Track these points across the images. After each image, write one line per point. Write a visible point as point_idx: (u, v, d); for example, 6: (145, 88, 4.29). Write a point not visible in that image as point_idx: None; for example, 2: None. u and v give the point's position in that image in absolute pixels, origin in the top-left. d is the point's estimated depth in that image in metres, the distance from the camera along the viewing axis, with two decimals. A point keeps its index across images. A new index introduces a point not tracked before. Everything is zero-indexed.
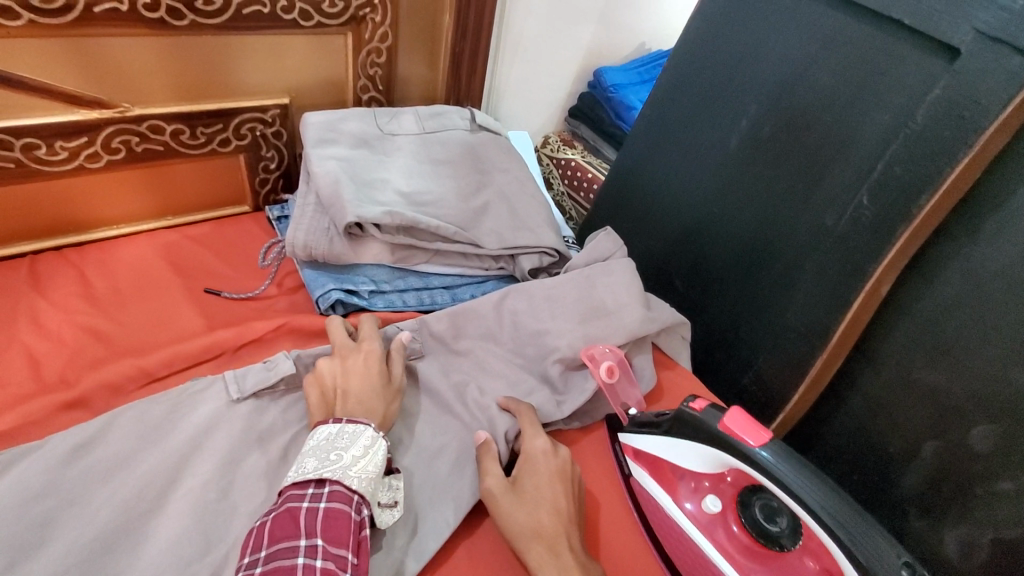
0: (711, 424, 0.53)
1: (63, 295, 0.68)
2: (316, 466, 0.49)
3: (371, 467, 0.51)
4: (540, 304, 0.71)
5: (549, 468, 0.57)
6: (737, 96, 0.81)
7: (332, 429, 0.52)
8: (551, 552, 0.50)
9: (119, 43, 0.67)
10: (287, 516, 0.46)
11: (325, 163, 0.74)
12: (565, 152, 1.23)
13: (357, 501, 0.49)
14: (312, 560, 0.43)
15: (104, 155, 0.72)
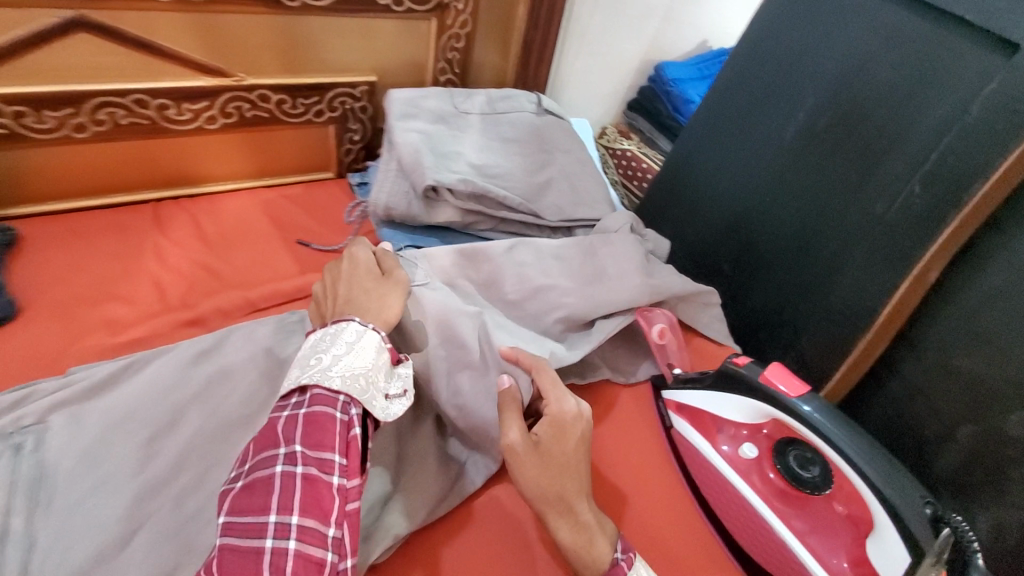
0: (752, 376, 0.58)
1: (181, 235, 0.79)
2: (298, 374, 0.49)
3: (357, 362, 0.50)
4: (548, 262, 0.76)
5: (573, 428, 0.55)
6: (795, 88, 0.85)
7: (316, 335, 0.52)
8: (566, 508, 0.50)
9: (241, 20, 0.77)
10: (268, 427, 0.46)
11: (407, 134, 0.82)
12: (621, 143, 1.28)
13: (342, 402, 0.48)
14: (291, 467, 0.44)
15: (220, 119, 0.83)
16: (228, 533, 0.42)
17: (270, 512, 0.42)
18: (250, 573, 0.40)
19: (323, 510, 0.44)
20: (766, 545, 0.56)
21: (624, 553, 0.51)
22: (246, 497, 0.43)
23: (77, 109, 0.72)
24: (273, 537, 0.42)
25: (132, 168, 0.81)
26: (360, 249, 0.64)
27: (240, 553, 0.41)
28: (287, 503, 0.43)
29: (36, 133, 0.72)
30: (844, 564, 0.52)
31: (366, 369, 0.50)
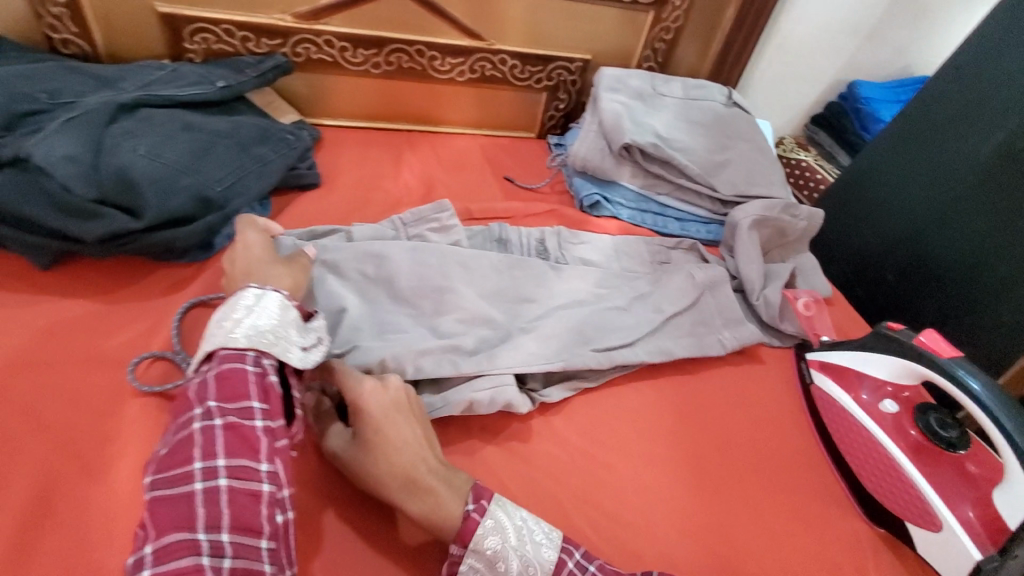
0: (904, 338, 0.63)
1: (423, 156, 1.02)
2: (207, 341, 0.50)
3: (261, 320, 0.51)
4: (452, 269, 0.71)
5: (381, 405, 0.52)
6: (998, 108, 0.84)
7: (216, 311, 0.52)
8: (408, 476, 0.50)
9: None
10: (181, 392, 0.47)
11: (611, 103, 0.97)
12: (797, 154, 1.32)
13: (252, 355, 0.49)
14: (210, 420, 0.44)
15: (467, 73, 1.05)
16: (154, 486, 0.42)
17: (195, 459, 0.43)
18: (184, 512, 0.41)
19: (253, 448, 0.45)
20: (891, 484, 0.61)
21: (474, 501, 0.51)
22: (167, 454, 0.43)
23: (379, 51, 0.98)
24: (201, 480, 0.42)
25: (398, 102, 1.06)
26: (243, 228, 0.65)
27: (170, 501, 0.41)
28: (211, 450, 0.43)
29: (350, 65, 0.99)
30: (971, 516, 0.56)
31: (272, 324, 0.52)
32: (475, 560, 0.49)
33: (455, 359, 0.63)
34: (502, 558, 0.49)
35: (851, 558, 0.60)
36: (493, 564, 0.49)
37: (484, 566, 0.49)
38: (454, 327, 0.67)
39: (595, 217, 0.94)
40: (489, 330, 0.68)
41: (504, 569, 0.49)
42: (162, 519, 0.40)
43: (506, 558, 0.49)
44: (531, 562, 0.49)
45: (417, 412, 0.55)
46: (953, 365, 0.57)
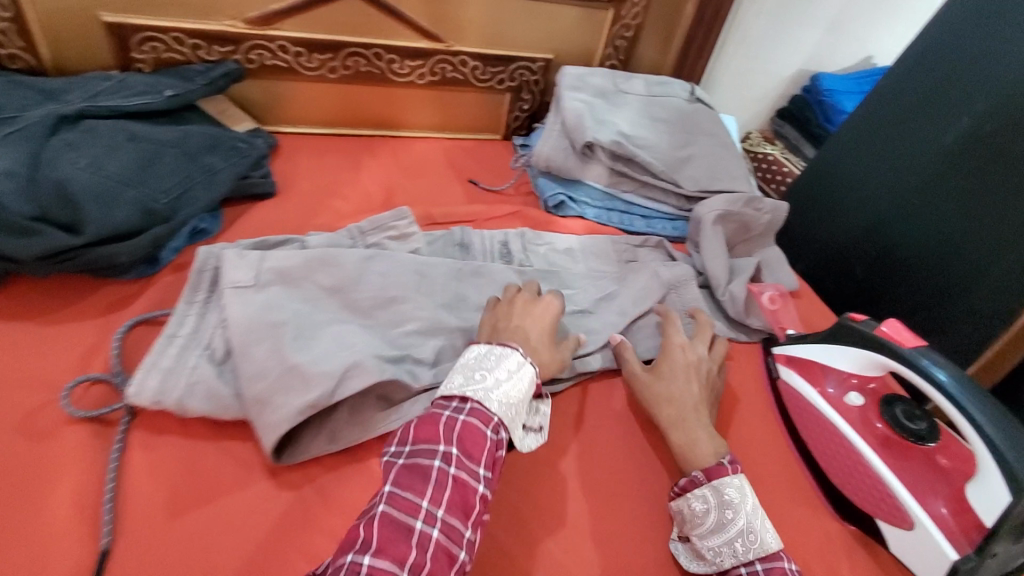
0: (867, 328, 0.62)
1: (385, 161, 1.00)
2: (463, 382, 0.54)
3: (513, 390, 0.55)
4: (412, 281, 0.69)
5: (686, 361, 0.68)
6: (961, 94, 0.84)
7: (481, 350, 0.58)
8: (678, 417, 0.63)
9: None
10: (429, 421, 0.51)
11: (573, 101, 0.95)
12: (764, 148, 1.33)
13: (495, 422, 0.52)
14: (445, 465, 0.48)
15: (427, 76, 1.03)
16: (391, 504, 0.46)
17: (424, 498, 0.47)
18: (401, 546, 0.44)
19: (465, 511, 0.48)
20: (864, 484, 0.59)
21: (730, 462, 0.59)
22: (408, 476, 0.48)
23: (336, 55, 0.96)
24: (422, 521, 0.45)
25: (356, 107, 1.04)
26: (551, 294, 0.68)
27: (398, 525, 0.45)
28: (438, 496, 0.47)
29: (306, 70, 0.97)
30: (943, 511, 0.54)
31: (518, 400, 0.55)
32: (709, 495, 0.56)
33: (409, 369, 0.60)
34: (736, 509, 0.55)
35: (824, 557, 0.58)
36: (723, 508, 0.56)
37: (713, 505, 0.56)
38: (410, 337, 0.64)
39: (560, 218, 0.93)
40: (451, 343, 0.65)
41: (731, 518, 0.55)
42: (385, 540, 0.44)
43: (738, 511, 0.55)
44: (755, 529, 0.54)
45: (705, 388, 0.67)
46: (917, 355, 0.56)
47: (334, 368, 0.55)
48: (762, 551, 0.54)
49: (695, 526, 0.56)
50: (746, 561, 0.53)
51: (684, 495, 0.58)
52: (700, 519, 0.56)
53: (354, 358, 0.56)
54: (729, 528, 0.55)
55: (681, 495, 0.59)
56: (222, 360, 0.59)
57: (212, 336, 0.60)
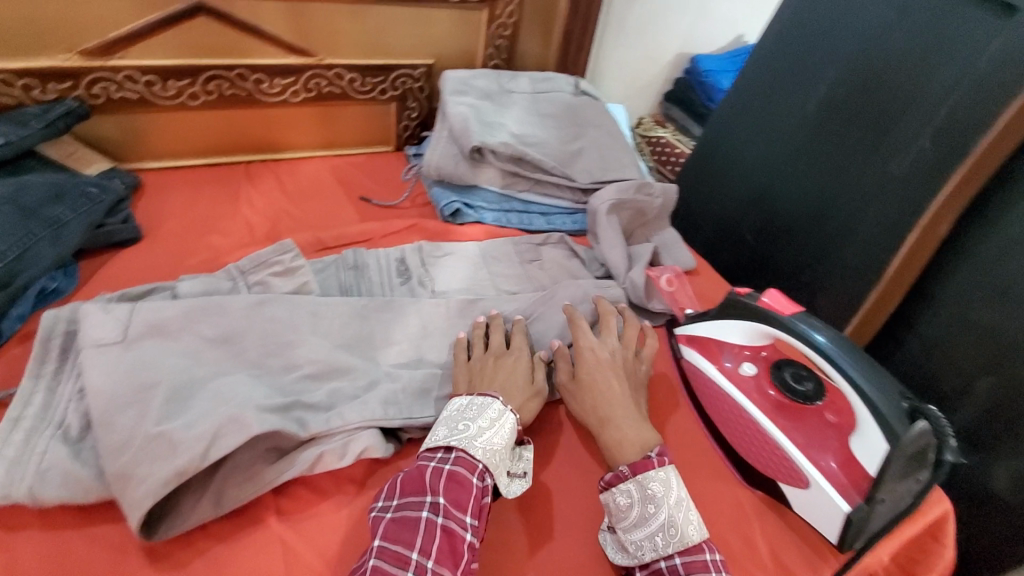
0: (750, 299, 0.64)
1: (268, 188, 0.94)
2: (447, 433, 0.54)
3: (496, 437, 0.54)
4: (300, 317, 0.64)
5: (600, 361, 0.65)
6: (816, 66, 0.90)
7: (463, 402, 0.57)
8: (602, 416, 0.61)
9: (325, 9, 0.92)
10: (415, 473, 0.51)
11: (458, 106, 0.94)
12: (657, 131, 1.37)
13: (480, 469, 0.51)
14: (434, 515, 0.48)
15: (302, 93, 0.98)
16: (380, 557, 0.45)
17: (414, 549, 0.46)
18: None
19: (455, 561, 0.46)
20: (765, 451, 0.61)
21: (660, 455, 0.56)
22: (397, 529, 0.47)
23: (194, 81, 0.89)
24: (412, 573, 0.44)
25: (230, 134, 0.97)
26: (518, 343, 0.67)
27: None
28: (427, 546, 0.46)
29: (161, 99, 0.89)
30: (832, 465, 0.57)
31: (502, 446, 0.54)
32: (633, 489, 0.53)
33: (298, 416, 0.55)
34: (657, 503, 0.52)
35: (736, 526, 0.59)
36: (645, 503, 0.53)
37: (636, 500, 0.53)
38: (302, 383, 0.59)
39: (458, 226, 0.91)
40: (349, 381, 0.61)
41: (653, 512, 0.52)
42: None
43: (660, 504, 0.52)
44: (676, 523, 0.52)
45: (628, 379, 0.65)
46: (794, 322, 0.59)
47: (203, 431, 0.50)
48: (683, 545, 0.51)
49: (620, 520, 0.54)
50: (667, 555, 0.51)
51: (609, 490, 0.55)
52: (624, 512, 0.53)
53: (230, 412, 0.51)
54: (651, 523, 0.52)
55: (608, 489, 0.55)
56: (80, 438, 0.52)
57: (71, 409, 0.53)
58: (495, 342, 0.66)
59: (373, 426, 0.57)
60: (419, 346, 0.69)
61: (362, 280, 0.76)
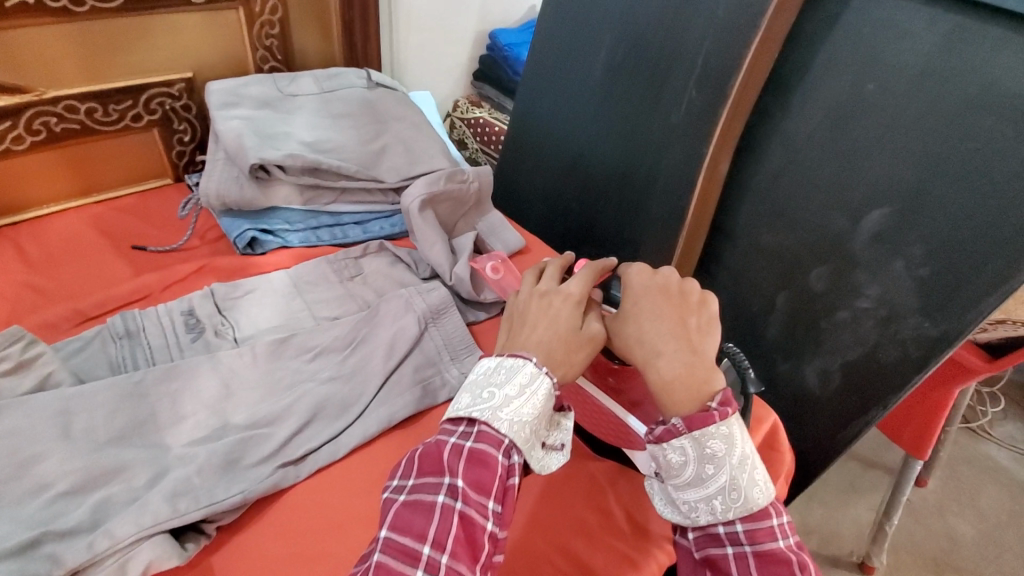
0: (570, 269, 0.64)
1: (2, 261, 0.75)
2: (470, 402, 0.48)
3: (526, 407, 0.47)
4: (43, 423, 0.51)
5: (650, 289, 0.53)
6: (593, 29, 0.91)
7: (491, 364, 0.50)
8: (654, 348, 0.50)
9: (36, 33, 0.75)
10: (434, 449, 0.46)
11: (228, 122, 0.82)
12: (474, 112, 1.33)
13: (506, 445, 0.46)
14: (452, 500, 0.43)
15: (27, 137, 0.79)
16: (387, 550, 0.42)
17: (426, 543, 0.42)
18: None
19: (472, 555, 0.43)
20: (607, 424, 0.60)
21: (721, 404, 0.47)
22: (407, 516, 0.43)
23: None
24: (424, 571, 0.41)
25: None
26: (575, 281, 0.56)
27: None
28: (442, 537, 0.42)
29: None
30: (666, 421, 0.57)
31: (534, 417, 0.47)
32: (688, 448, 0.47)
33: (50, 551, 0.44)
34: (719, 465, 0.46)
35: (590, 500, 0.60)
36: (703, 462, 0.47)
37: (692, 458, 0.47)
38: (55, 505, 0.47)
39: (258, 257, 0.80)
40: (124, 483, 0.50)
41: (712, 474, 0.47)
42: None
43: (721, 465, 0.46)
44: (740, 486, 0.46)
45: (686, 303, 0.53)
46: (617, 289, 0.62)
47: None
48: (745, 509, 0.46)
49: (671, 478, 0.48)
50: (725, 520, 0.47)
51: (658, 445, 0.48)
52: (677, 470, 0.48)
53: None
54: (709, 484, 0.47)
55: (656, 443, 0.48)
56: None
57: None
58: (543, 281, 0.57)
59: (161, 531, 0.47)
60: (221, 411, 0.59)
61: (138, 350, 0.64)
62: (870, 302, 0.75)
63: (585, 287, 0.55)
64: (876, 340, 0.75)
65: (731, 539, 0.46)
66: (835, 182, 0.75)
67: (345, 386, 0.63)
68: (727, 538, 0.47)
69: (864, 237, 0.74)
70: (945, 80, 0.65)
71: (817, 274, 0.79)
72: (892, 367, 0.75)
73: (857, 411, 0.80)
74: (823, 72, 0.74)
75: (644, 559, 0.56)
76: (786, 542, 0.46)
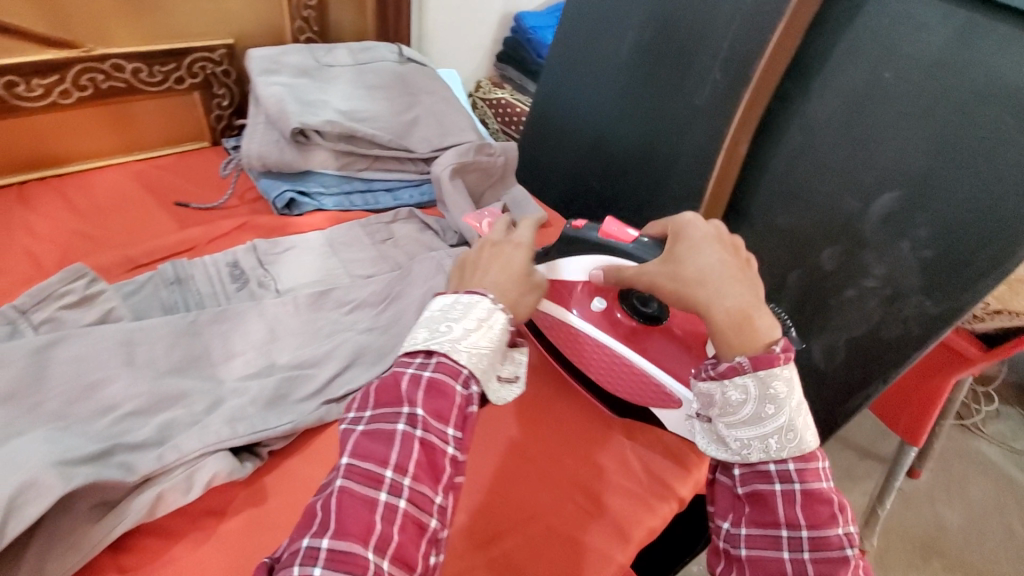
0: (591, 233, 0.63)
1: (52, 209, 0.79)
2: (427, 336, 0.49)
3: (483, 340, 0.49)
4: (109, 350, 0.55)
5: (703, 237, 0.56)
6: (621, 12, 0.95)
7: (447, 301, 0.51)
8: (717, 292, 0.53)
9: None
10: (391, 381, 0.47)
11: (270, 87, 0.85)
12: (496, 93, 1.35)
13: (464, 376, 0.47)
14: (412, 428, 0.44)
15: (75, 92, 0.82)
16: (349, 476, 0.43)
17: (389, 467, 0.43)
18: (365, 521, 0.41)
19: (433, 477, 0.45)
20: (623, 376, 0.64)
21: (784, 350, 0.52)
22: (369, 444, 0.44)
23: None
24: (388, 492, 0.42)
25: None
26: (519, 236, 0.61)
27: (359, 499, 0.42)
28: (404, 462, 0.43)
29: None
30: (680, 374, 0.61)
31: (490, 349, 0.49)
32: (752, 386, 0.51)
33: (122, 461, 0.48)
34: (779, 405, 0.51)
35: (611, 451, 0.64)
36: (764, 402, 0.51)
37: (753, 398, 0.51)
38: (124, 423, 0.52)
39: (296, 217, 0.84)
40: (185, 409, 0.54)
41: (772, 413, 0.51)
42: (343, 518, 0.41)
43: (782, 407, 0.51)
44: (794, 428, 0.51)
45: (740, 254, 0.57)
46: (637, 248, 0.60)
47: None
48: (798, 450, 0.51)
49: (727, 415, 0.53)
50: (778, 458, 0.52)
51: (721, 381, 0.53)
52: (735, 407, 0.52)
53: (26, 474, 0.43)
54: (767, 424, 0.51)
55: (717, 380, 0.53)
56: None
57: None
58: (493, 234, 0.61)
59: (222, 449, 0.52)
60: (268, 352, 0.63)
61: (188, 294, 0.68)
62: (876, 281, 0.79)
63: (530, 239, 0.61)
64: (880, 317, 0.79)
65: (781, 477, 0.51)
66: (850, 166, 0.79)
67: (383, 336, 0.67)
68: (778, 475, 0.51)
69: (874, 219, 0.77)
70: (957, 71, 0.69)
71: (828, 255, 0.83)
72: (894, 343, 0.79)
73: (860, 387, 0.84)
74: (842, 60, 0.78)
75: (659, 503, 0.60)
76: (828, 484, 0.52)
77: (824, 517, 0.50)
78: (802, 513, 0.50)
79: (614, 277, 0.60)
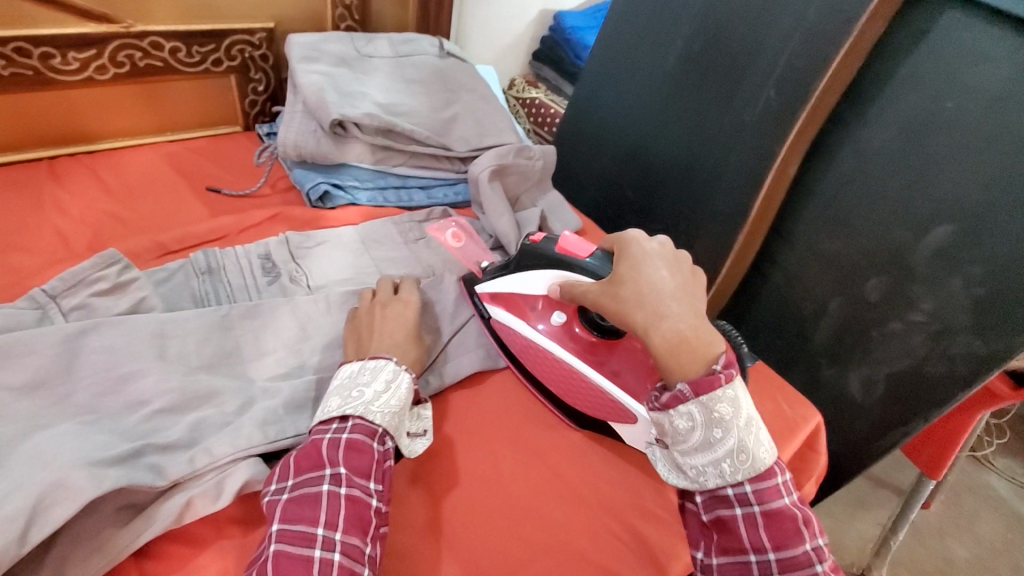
0: (548, 248, 0.62)
1: (83, 188, 0.77)
2: (341, 403, 0.51)
3: (394, 399, 0.53)
4: (141, 343, 0.53)
5: (645, 253, 0.55)
6: (672, 19, 0.92)
7: (354, 368, 0.54)
8: (656, 312, 0.51)
9: None
10: (311, 447, 0.48)
11: (309, 75, 0.83)
12: (530, 92, 1.33)
13: (380, 433, 0.50)
14: (336, 487, 0.46)
15: (111, 68, 0.80)
16: (282, 540, 0.43)
17: (318, 525, 0.44)
18: None
19: (363, 528, 0.45)
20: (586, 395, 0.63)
21: (724, 366, 0.50)
22: (297, 507, 0.45)
23: None
24: (321, 548, 0.43)
25: (15, 125, 0.77)
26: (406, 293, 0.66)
27: (295, 559, 0.43)
28: (333, 518, 0.45)
29: None
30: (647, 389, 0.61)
31: (401, 405, 0.53)
32: (696, 413, 0.49)
33: (152, 463, 0.47)
34: (726, 428, 0.48)
35: (645, 474, 0.62)
36: (711, 427, 0.49)
37: (699, 424, 0.49)
38: (153, 421, 0.50)
39: (328, 211, 0.82)
40: (216, 410, 0.52)
41: (720, 438, 0.49)
42: None
43: (728, 429, 0.49)
44: (746, 448, 0.49)
45: (683, 271, 0.55)
46: (593, 262, 0.58)
47: (18, 505, 0.39)
48: (753, 470, 0.49)
49: (679, 444, 0.50)
50: (734, 482, 0.49)
51: (666, 411, 0.50)
52: (683, 436, 0.50)
53: (55, 473, 0.41)
54: (718, 448, 0.49)
55: (663, 410, 0.51)
56: None
57: None
58: (380, 292, 0.65)
59: (252, 455, 0.50)
60: (299, 352, 0.61)
61: (219, 285, 0.66)
62: (924, 316, 0.76)
63: (414, 297, 0.65)
64: (925, 353, 0.77)
65: (739, 500, 0.49)
66: (904, 196, 0.76)
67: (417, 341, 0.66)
68: (736, 499, 0.49)
69: (927, 251, 0.74)
70: None
71: (872, 285, 0.80)
72: (938, 380, 0.76)
73: (898, 422, 0.82)
74: (905, 84, 0.74)
75: None
76: (790, 500, 0.50)
77: (790, 534, 0.49)
78: (766, 534, 0.49)
79: (568, 295, 0.59)
